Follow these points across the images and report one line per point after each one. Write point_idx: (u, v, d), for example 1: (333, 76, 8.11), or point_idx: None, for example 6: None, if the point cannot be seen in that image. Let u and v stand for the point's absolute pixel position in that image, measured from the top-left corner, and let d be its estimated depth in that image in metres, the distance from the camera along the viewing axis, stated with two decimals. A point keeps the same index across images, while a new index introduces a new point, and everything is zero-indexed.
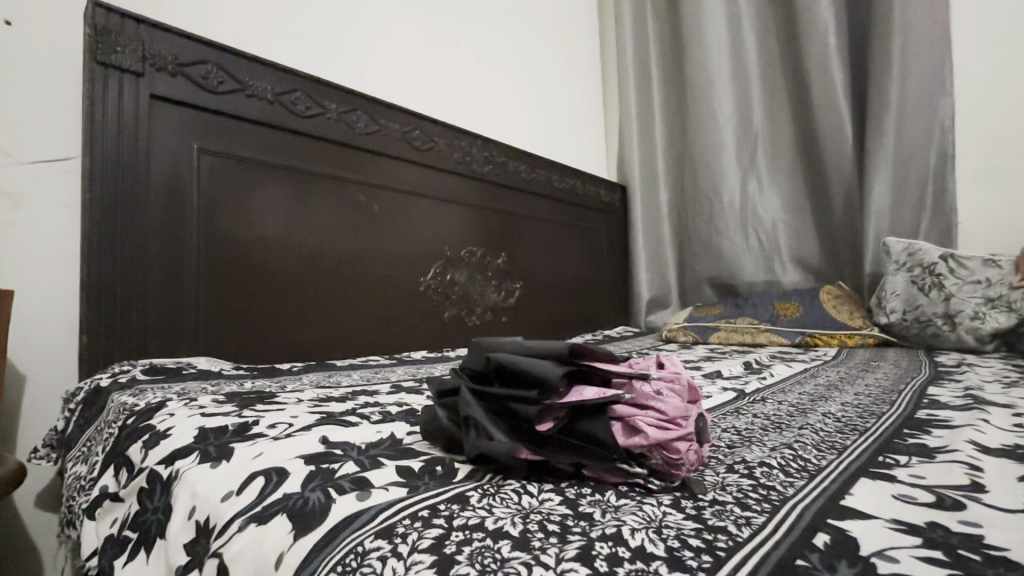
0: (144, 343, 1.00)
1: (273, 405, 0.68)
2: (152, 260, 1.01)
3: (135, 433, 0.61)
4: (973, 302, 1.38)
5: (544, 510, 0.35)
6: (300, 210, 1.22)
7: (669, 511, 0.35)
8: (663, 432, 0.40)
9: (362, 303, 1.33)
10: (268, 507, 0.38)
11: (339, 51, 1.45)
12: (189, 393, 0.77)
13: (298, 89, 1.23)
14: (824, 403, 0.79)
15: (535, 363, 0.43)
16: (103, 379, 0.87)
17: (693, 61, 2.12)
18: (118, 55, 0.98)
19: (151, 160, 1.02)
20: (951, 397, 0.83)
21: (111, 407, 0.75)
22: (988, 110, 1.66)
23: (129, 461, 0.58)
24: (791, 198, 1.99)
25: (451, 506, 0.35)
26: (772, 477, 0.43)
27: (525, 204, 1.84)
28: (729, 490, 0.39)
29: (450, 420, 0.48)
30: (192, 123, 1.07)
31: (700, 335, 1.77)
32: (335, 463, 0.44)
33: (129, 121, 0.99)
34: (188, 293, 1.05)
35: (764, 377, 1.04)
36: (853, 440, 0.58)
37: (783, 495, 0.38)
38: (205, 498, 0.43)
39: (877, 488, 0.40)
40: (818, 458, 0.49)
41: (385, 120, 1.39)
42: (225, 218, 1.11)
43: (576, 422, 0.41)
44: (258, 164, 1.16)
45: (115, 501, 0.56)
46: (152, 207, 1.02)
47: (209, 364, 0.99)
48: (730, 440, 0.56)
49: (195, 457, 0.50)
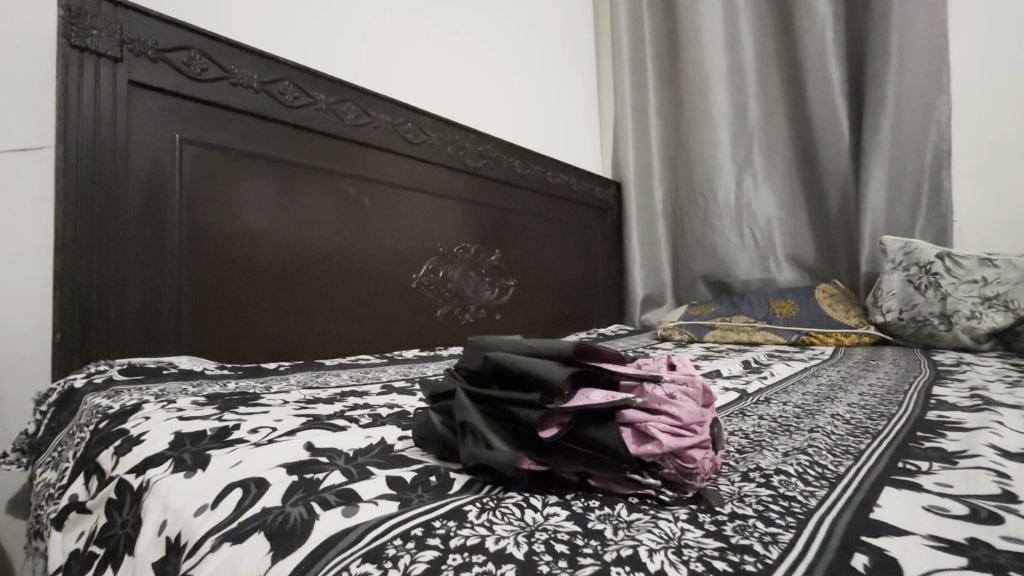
0: (122, 342, 0.95)
1: (255, 407, 0.65)
2: (131, 254, 0.97)
3: (106, 438, 0.57)
4: (970, 302, 1.36)
5: (550, 527, 0.32)
6: (288, 203, 1.18)
7: (687, 527, 0.32)
8: (677, 439, 0.37)
9: (351, 301, 1.29)
10: (245, 524, 0.35)
11: (328, 40, 1.41)
12: (168, 395, 0.73)
13: (285, 78, 1.18)
14: (830, 403, 0.77)
15: (538, 364, 0.40)
16: (77, 380, 0.83)
17: (689, 56, 2.09)
18: (94, 39, 0.93)
19: (129, 149, 0.97)
20: (958, 397, 0.81)
21: (84, 410, 0.71)
22: (986, 108, 1.64)
23: (100, 469, 0.54)
24: (786, 195, 1.97)
25: (448, 523, 0.32)
26: (790, 486, 0.40)
27: (519, 200, 1.81)
28: (748, 501, 0.36)
29: (445, 426, 0.45)
30: (174, 112, 1.03)
31: (695, 333, 1.74)
32: (320, 472, 0.41)
33: (106, 108, 0.94)
34: (168, 290, 1.00)
35: (765, 376, 1.02)
36: (867, 444, 0.55)
37: (807, 508, 0.35)
38: (176, 512, 0.40)
39: (904, 498, 0.37)
40: (834, 464, 0.47)
41: (376, 112, 1.35)
42: (209, 211, 1.06)
43: (582, 429, 0.38)
44: (244, 156, 1.12)
45: (83, 512, 0.52)
46: (130, 198, 0.97)
47: (191, 363, 0.95)
48: (740, 445, 0.53)
49: (169, 465, 0.46)
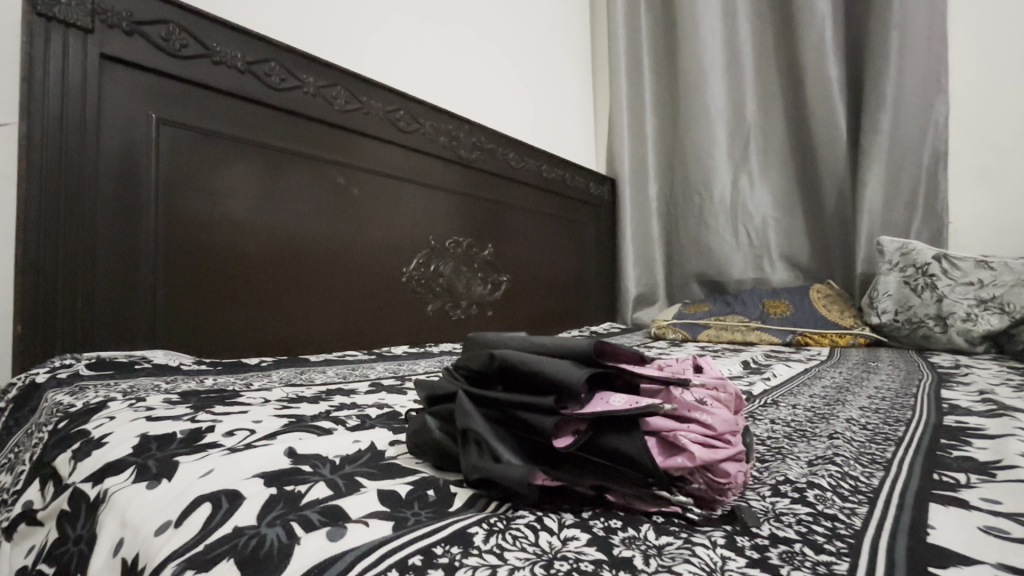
0: (92, 333, 0.89)
1: (233, 407, 0.59)
2: (103, 240, 0.90)
3: (65, 439, 0.51)
4: (966, 304, 1.34)
5: (570, 554, 0.28)
6: (272, 191, 1.12)
7: (728, 555, 0.28)
8: (710, 451, 0.34)
9: (337, 295, 1.23)
10: (212, 548, 0.30)
11: (315, 22, 1.34)
12: (138, 392, 0.67)
13: (271, 59, 1.12)
14: (841, 407, 0.73)
15: (551, 364, 0.36)
16: (40, 374, 0.76)
17: (687, 51, 2.05)
18: (62, 7, 0.86)
19: (101, 129, 0.91)
20: (970, 402, 0.78)
21: (44, 408, 0.65)
22: (983, 113, 1.63)
23: (55, 474, 0.48)
24: (783, 195, 1.95)
25: (451, 550, 0.28)
26: (828, 502, 0.36)
27: (513, 195, 1.76)
28: (788, 521, 0.32)
29: (444, 432, 0.41)
30: (150, 90, 0.96)
31: (689, 333, 1.71)
32: (303, 484, 0.36)
33: (76, 83, 0.88)
34: (143, 280, 0.94)
35: (768, 377, 0.98)
36: (892, 452, 0.51)
37: (854, 529, 0.31)
38: (135, 530, 0.34)
39: (956, 518, 0.34)
40: (866, 476, 0.43)
41: (367, 98, 1.29)
42: (188, 196, 1.00)
43: (601, 437, 0.34)
44: (227, 140, 1.06)
45: (33, 523, 0.46)
46: (102, 180, 0.91)
47: (166, 358, 0.89)
48: (759, 454, 0.49)
49: (130, 473, 0.41)
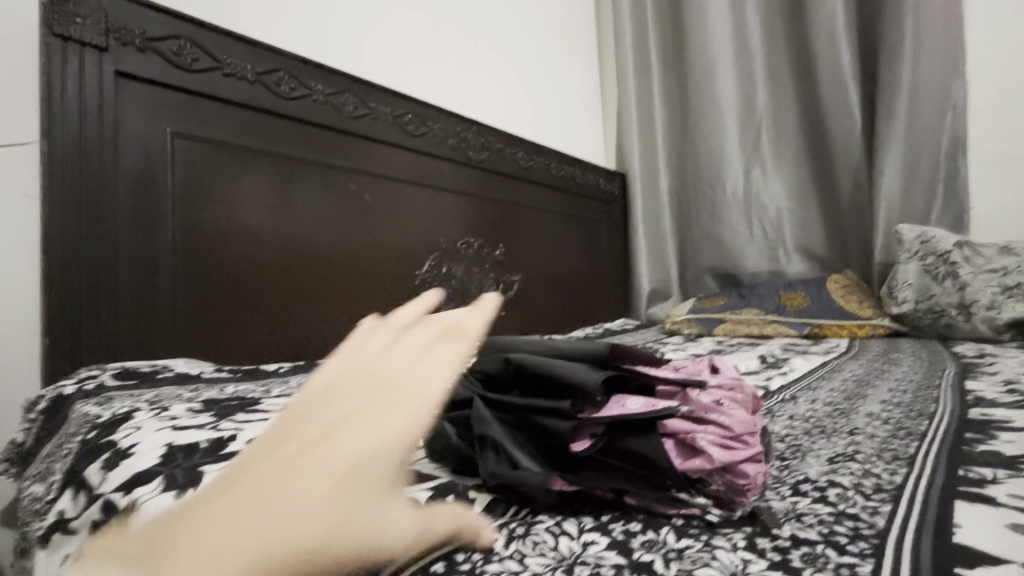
0: (114, 344, 0.91)
1: (254, 414, 0.60)
2: (125, 254, 0.93)
3: (94, 450, 0.53)
4: (990, 292, 1.30)
5: (589, 560, 0.29)
6: (285, 198, 1.13)
7: (749, 559, 0.28)
8: (727, 452, 0.35)
9: (351, 300, 1.24)
10: None
11: (323, 31, 1.36)
12: (162, 402, 0.68)
13: (280, 68, 1.13)
14: (862, 402, 0.72)
15: (567, 367, 0.36)
16: (68, 386, 0.78)
17: (694, 43, 2.02)
18: (78, 27, 0.88)
19: (118, 143, 0.93)
20: (996, 392, 0.76)
21: (73, 420, 0.66)
22: (1003, 90, 1.59)
23: (85, 485, 0.49)
24: (797, 186, 1.92)
25: (473, 556, 0.30)
26: (851, 502, 0.35)
27: (523, 194, 1.76)
28: (810, 521, 0.32)
29: (461, 439, 0.41)
30: (163, 104, 0.98)
31: (705, 327, 1.69)
32: None
33: (93, 102, 0.90)
34: (163, 290, 0.96)
35: (786, 371, 0.98)
36: (915, 447, 0.50)
37: (877, 530, 0.31)
38: None
39: (984, 516, 0.33)
40: (889, 474, 0.42)
41: (375, 103, 1.30)
42: (205, 207, 1.02)
43: (617, 440, 0.35)
44: (238, 150, 1.07)
45: (67, 533, 0.47)
46: (120, 194, 0.93)
47: (187, 367, 0.91)
48: (780, 452, 0.48)
49: (159, 483, 0.41)
